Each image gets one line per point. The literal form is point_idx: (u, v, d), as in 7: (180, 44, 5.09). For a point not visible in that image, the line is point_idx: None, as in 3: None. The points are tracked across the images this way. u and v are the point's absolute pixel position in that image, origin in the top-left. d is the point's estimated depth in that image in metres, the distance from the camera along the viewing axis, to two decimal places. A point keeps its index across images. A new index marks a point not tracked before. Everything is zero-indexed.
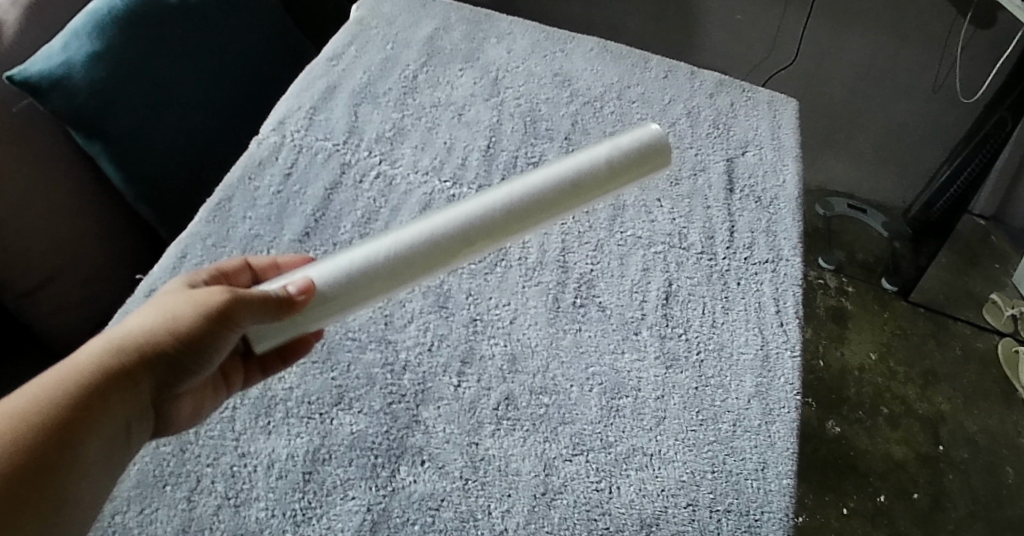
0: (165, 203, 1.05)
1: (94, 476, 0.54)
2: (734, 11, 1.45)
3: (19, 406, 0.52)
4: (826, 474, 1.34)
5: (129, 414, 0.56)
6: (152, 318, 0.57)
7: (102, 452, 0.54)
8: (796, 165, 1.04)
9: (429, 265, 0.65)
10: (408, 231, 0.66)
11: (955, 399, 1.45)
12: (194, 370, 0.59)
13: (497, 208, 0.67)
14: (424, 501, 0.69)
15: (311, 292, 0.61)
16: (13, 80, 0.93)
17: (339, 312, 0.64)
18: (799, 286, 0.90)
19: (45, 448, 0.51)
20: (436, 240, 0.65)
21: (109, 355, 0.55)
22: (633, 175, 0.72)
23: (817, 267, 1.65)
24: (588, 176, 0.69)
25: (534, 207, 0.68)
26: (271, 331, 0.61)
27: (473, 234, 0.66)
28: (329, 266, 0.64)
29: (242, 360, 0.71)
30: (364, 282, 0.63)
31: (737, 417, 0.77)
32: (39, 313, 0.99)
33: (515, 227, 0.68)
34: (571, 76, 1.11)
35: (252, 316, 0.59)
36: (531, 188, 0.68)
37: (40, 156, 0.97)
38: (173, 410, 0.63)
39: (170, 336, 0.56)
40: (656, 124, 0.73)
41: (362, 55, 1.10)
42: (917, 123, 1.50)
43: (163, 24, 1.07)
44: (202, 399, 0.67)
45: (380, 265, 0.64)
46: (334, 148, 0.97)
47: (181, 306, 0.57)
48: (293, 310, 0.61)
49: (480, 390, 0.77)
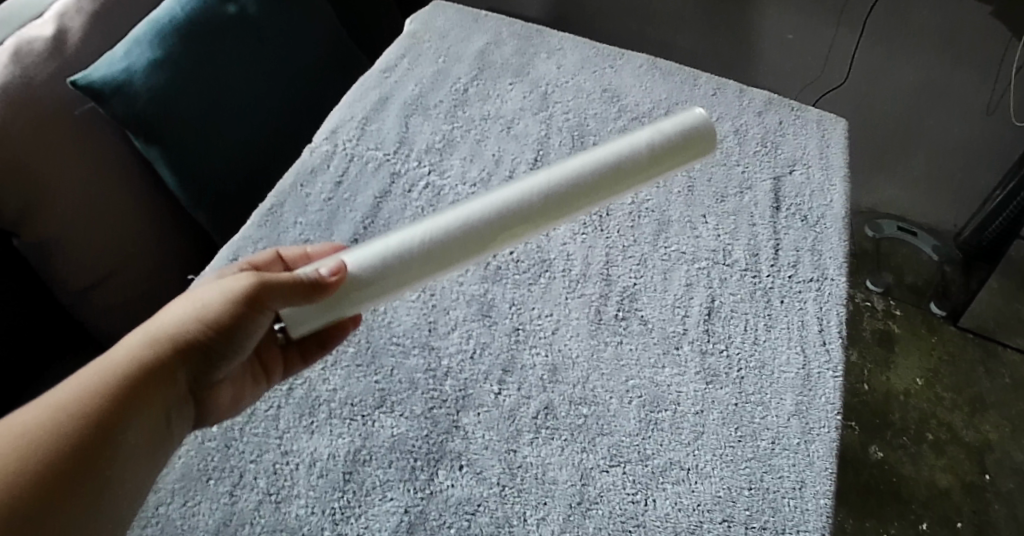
0: (219, 209, 1.09)
1: (140, 462, 0.57)
2: (785, 30, 1.45)
3: (62, 398, 0.54)
4: (866, 499, 1.31)
5: (167, 403, 0.59)
6: (184, 309, 0.60)
7: (146, 438, 0.57)
8: (844, 185, 1.03)
9: (467, 251, 0.65)
10: (444, 219, 0.66)
11: (1003, 427, 1.42)
12: (227, 356, 0.62)
13: (534, 194, 0.67)
14: (461, 505, 0.70)
15: (342, 274, 0.62)
16: (77, 85, 0.98)
17: (376, 296, 0.64)
18: (843, 306, 0.90)
19: (92, 432, 0.53)
20: (471, 226, 0.65)
21: (145, 348, 0.58)
22: (676, 161, 0.71)
23: (864, 289, 1.63)
24: (627, 161, 0.69)
25: (573, 193, 0.67)
26: (307, 316, 0.63)
27: (509, 221, 0.66)
28: (364, 251, 0.65)
29: (280, 349, 0.74)
30: (399, 267, 0.64)
31: (775, 434, 0.77)
32: (95, 309, 1.03)
33: (555, 213, 0.67)
34: (620, 92, 1.12)
35: (282, 299, 0.61)
36: (569, 174, 0.68)
37: (100, 157, 1.02)
38: (210, 401, 0.66)
39: (203, 324, 0.60)
40: (700, 110, 0.73)
41: (414, 67, 1.13)
42: (970, 147, 1.47)
43: (223, 35, 1.11)
44: (241, 390, 0.70)
45: (414, 251, 0.64)
46: (384, 158, 1.00)
47: (210, 295, 0.60)
48: (326, 291, 0.62)
49: (520, 399, 0.78)
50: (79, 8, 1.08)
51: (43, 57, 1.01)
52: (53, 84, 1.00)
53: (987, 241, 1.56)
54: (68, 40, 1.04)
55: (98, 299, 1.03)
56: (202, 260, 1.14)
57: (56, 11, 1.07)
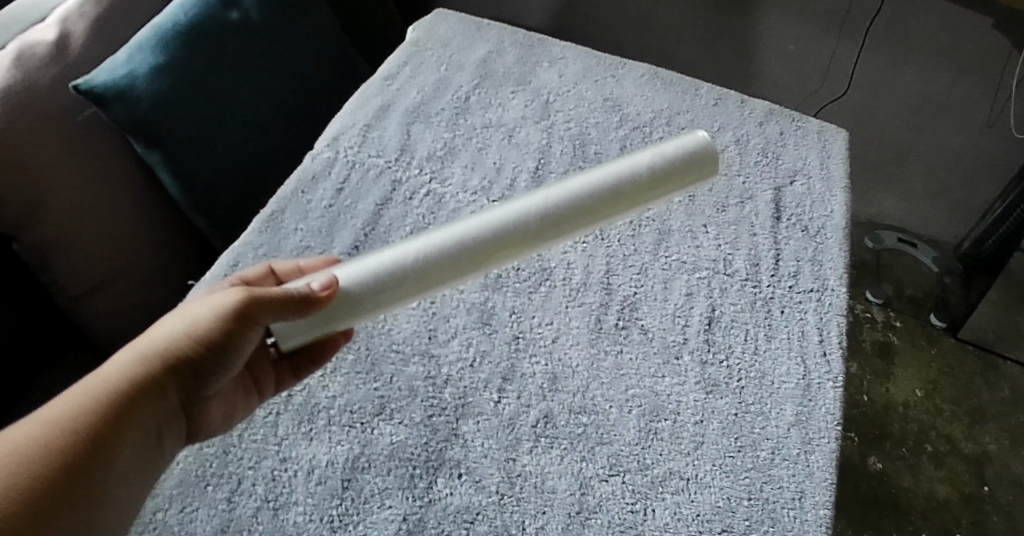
0: (218, 215, 1.09)
1: (129, 478, 0.56)
2: (786, 41, 1.45)
3: (54, 415, 0.54)
4: (866, 510, 1.31)
5: (158, 420, 0.59)
6: (174, 325, 0.60)
7: (137, 455, 0.57)
8: (845, 196, 1.03)
9: (461, 268, 0.65)
10: (439, 235, 0.65)
11: (1002, 440, 1.42)
12: (218, 372, 0.62)
13: (531, 213, 0.66)
14: (459, 513, 0.70)
15: (334, 288, 0.62)
16: (79, 89, 0.98)
17: (367, 312, 0.64)
18: (843, 317, 0.90)
19: (82, 449, 0.53)
20: (466, 243, 0.64)
21: (135, 364, 0.58)
22: (678, 181, 0.70)
23: (864, 300, 1.63)
24: (628, 182, 0.68)
25: (573, 213, 0.66)
26: (296, 331, 0.63)
27: (507, 239, 0.65)
28: (357, 265, 0.64)
29: (272, 364, 0.73)
30: (392, 283, 0.63)
31: (775, 445, 0.77)
32: (93, 314, 1.03)
33: (553, 233, 0.66)
34: (622, 101, 1.12)
35: (272, 314, 0.61)
36: (568, 194, 0.67)
37: (100, 161, 1.02)
38: (201, 417, 0.66)
39: (193, 340, 0.59)
40: (703, 131, 0.72)
41: (416, 75, 1.13)
42: (970, 159, 1.47)
43: (225, 41, 1.12)
44: (234, 404, 0.70)
45: (408, 268, 0.63)
46: (385, 165, 1.00)
47: (199, 311, 0.60)
48: (317, 307, 0.61)
49: (520, 407, 0.78)
50: (82, 13, 1.09)
51: (45, 61, 1.01)
52: (54, 88, 0.99)
53: (989, 251, 1.58)
54: (70, 45, 1.05)
55: (97, 304, 1.03)
56: (201, 266, 1.14)
57: (59, 16, 1.08)
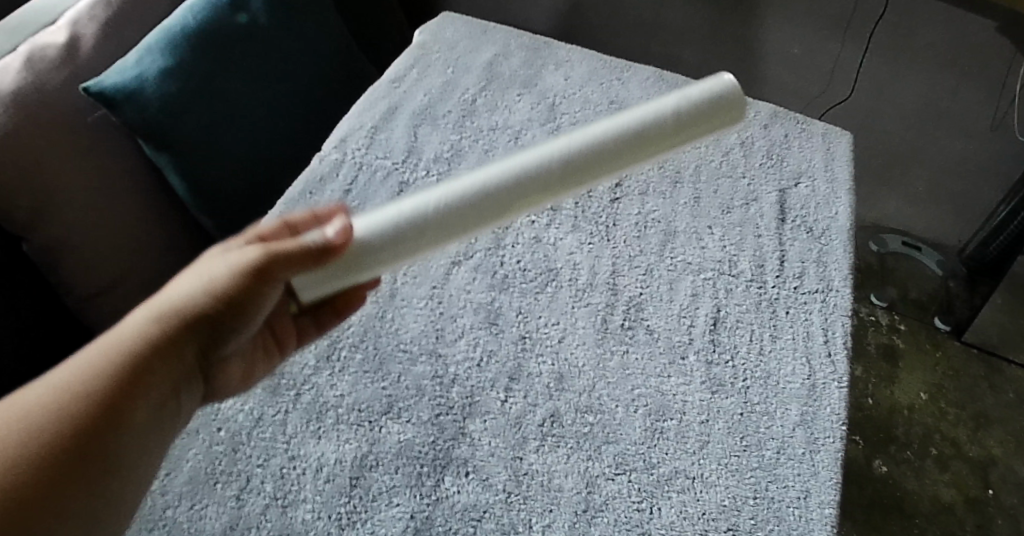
0: (227, 217, 1.10)
1: (147, 442, 0.55)
2: (791, 45, 1.46)
3: (61, 380, 0.52)
4: (871, 513, 1.31)
5: (174, 381, 0.57)
6: (187, 284, 0.57)
7: (154, 417, 0.55)
8: (850, 198, 1.04)
9: (474, 224, 0.57)
10: (452, 185, 0.57)
11: (1007, 442, 1.42)
12: (236, 331, 0.60)
13: (551, 159, 0.58)
14: (467, 511, 0.70)
15: (349, 236, 0.56)
16: (89, 92, 0.99)
17: (381, 268, 0.57)
18: (848, 318, 0.90)
19: (95, 418, 0.51)
20: (481, 191, 0.57)
21: (144, 325, 0.56)
22: (713, 124, 0.62)
23: (869, 303, 1.64)
24: (656, 123, 0.60)
25: (595, 159, 0.58)
26: (314, 283, 0.57)
27: (524, 187, 0.57)
28: (368, 215, 0.57)
29: (292, 319, 0.71)
30: (404, 236, 0.56)
31: (781, 444, 0.77)
32: (102, 315, 1.04)
33: (572, 186, 0.59)
34: (627, 104, 1.13)
35: (290, 267, 0.56)
36: (593, 137, 0.59)
37: (109, 163, 1.03)
38: (218, 376, 0.64)
39: (209, 296, 0.56)
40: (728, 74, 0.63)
41: (423, 78, 1.14)
42: (974, 162, 1.48)
43: (234, 44, 1.13)
44: (252, 360, 0.69)
45: (419, 222, 0.56)
46: (393, 167, 1.01)
47: (216, 269, 0.57)
48: (332, 258, 0.56)
49: (527, 407, 0.78)
50: (92, 16, 1.10)
51: (55, 63, 1.01)
52: (65, 90, 1.00)
53: (994, 254, 1.58)
54: (80, 47, 1.06)
55: (107, 304, 1.04)
56: None
57: (69, 18, 1.09)
